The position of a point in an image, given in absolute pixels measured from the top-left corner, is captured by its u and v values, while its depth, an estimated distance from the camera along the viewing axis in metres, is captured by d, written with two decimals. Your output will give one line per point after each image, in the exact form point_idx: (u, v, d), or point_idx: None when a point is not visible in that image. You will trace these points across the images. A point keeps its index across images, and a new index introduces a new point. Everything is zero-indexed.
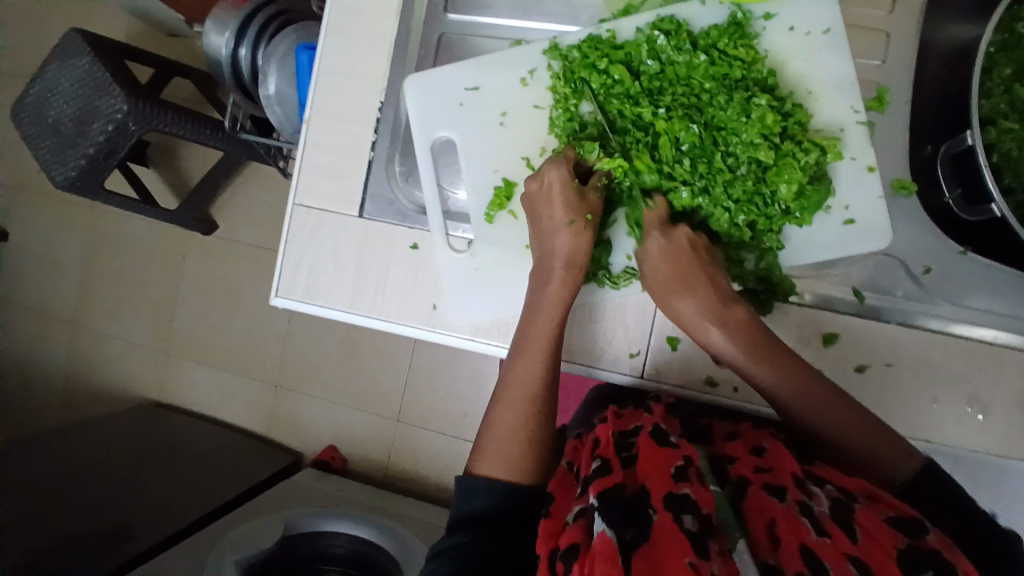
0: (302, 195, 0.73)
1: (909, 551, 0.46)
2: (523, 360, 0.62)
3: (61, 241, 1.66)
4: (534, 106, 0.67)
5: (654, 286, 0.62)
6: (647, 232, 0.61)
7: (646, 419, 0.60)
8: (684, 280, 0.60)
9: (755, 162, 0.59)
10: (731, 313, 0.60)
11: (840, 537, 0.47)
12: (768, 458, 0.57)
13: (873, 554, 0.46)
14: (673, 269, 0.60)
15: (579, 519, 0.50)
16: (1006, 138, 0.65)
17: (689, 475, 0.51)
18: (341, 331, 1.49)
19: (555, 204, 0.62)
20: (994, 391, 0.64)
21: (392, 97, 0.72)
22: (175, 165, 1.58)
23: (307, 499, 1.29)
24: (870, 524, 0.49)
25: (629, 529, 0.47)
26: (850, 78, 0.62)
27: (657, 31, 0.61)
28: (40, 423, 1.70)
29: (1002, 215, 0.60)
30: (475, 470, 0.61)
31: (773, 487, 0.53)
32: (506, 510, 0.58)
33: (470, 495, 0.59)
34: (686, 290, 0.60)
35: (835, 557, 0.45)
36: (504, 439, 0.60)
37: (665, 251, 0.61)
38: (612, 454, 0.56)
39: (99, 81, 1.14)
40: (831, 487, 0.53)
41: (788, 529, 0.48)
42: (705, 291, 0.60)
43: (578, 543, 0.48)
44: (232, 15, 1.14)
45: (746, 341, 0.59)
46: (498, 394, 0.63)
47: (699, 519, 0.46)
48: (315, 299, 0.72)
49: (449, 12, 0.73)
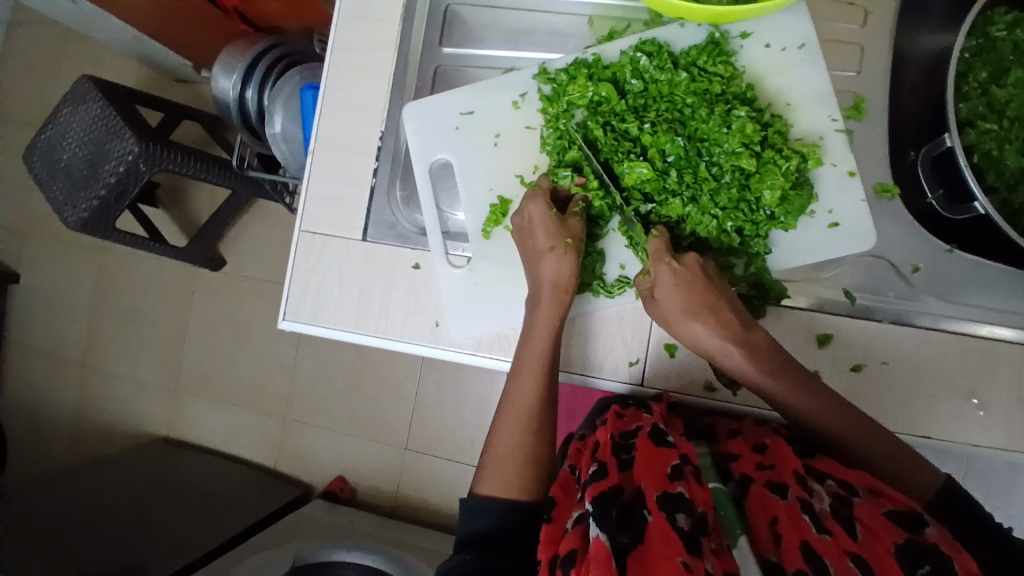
0: (307, 220, 0.75)
1: (909, 545, 0.47)
2: (518, 378, 0.64)
3: (73, 281, 1.69)
4: (526, 128, 0.70)
5: (667, 312, 0.62)
6: (658, 261, 0.62)
7: (646, 419, 0.61)
8: (701, 307, 0.61)
9: (739, 170, 0.61)
10: (750, 335, 0.60)
11: (841, 535, 0.48)
12: (771, 456, 0.58)
13: (873, 551, 0.47)
14: (691, 296, 0.61)
15: (576, 526, 0.50)
16: (985, 138, 0.68)
17: (685, 474, 0.53)
18: (348, 361, 1.50)
19: (540, 232, 0.64)
20: (992, 387, 0.64)
21: (392, 127, 0.76)
22: (183, 204, 1.62)
23: (317, 530, 1.29)
24: (869, 518, 0.50)
25: (625, 534, 0.47)
26: (827, 89, 0.65)
27: (639, 53, 0.65)
28: (50, 464, 1.71)
29: (986, 213, 0.62)
30: (477, 490, 0.62)
31: (775, 484, 0.54)
32: (508, 528, 0.58)
33: (472, 515, 0.60)
34: (702, 316, 0.60)
35: (836, 556, 0.46)
36: (503, 458, 0.61)
37: (679, 280, 0.61)
38: (611, 456, 0.57)
39: (110, 124, 1.19)
40: (831, 481, 0.55)
41: (789, 527, 0.49)
42: (720, 316, 0.61)
43: (576, 549, 0.48)
44: (239, 58, 1.20)
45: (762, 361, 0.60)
46: (499, 415, 0.65)
47: (691, 518, 0.48)
48: (319, 321, 0.74)
49: (443, 46, 0.77)
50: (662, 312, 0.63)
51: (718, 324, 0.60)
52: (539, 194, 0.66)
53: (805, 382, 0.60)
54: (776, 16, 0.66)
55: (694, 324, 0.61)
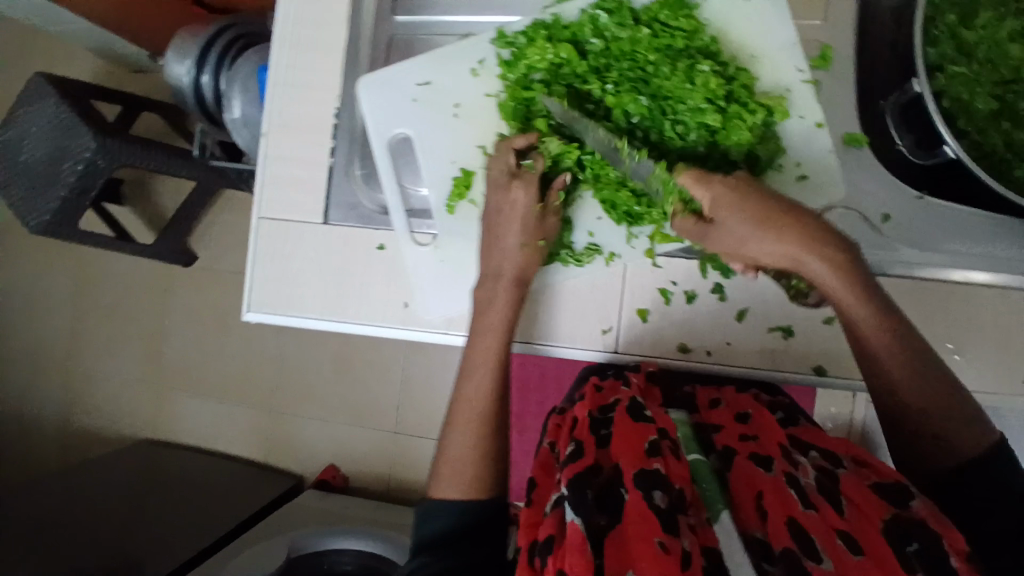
0: (265, 207, 0.73)
1: (894, 521, 0.46)
2: (473, 377, 0.62)
3: (43, 286, 1.65)
4: (484, 95, 0.68)
5: (740, 236, 0.53)
6: (697, 186, 0.54)
7: (624, 393, 0.61)
8: (762, 219, 0.51)
9: (704, 127, 0.59)
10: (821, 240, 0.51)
11: (827, 510, 0.47)
12: (754, 427, 0.58)
13: (859, 528, 0.46)
14: (756, 209, 0.51)
15: (554, 510, 0.49)
16: (955, 82, 0.67)
17: (663, 450, 0.51)
18: (331, 348, 1.48)
19: (510, 228, 0.63)
20: (966, 333, 0.66)
21: (347, 103, 0.72)
22: (150, 199, 1.58)
23: (313, 519, 1.28)
24: (855, 492, 0.49)
25: (602, 516, 0.46)
26: (794, 39, 0.62)
27: (599, 10, 0.62)
28: (38, 472, 1.69)
29: (957, 157, 0.61)
30: (434, 495, 0.58)
31: (759, 456, 0.53)
32: (472, 525, 0.56)
33: (430, 518, 0.57)
34: (778, 228, 0.51)
35: (824, 533, 0.45)
36: (459, 459, 0.58)
37: (736, 195, 0.52)
38: (588, 434, 0.56)
39: (65, 122, 1.14)
40: (816, 454, 0.55)
41: (775, 503, 0.48)
42: (796, 224, 0.51)
43: (554, 535, 0.47)
44: (191, 42, 1.15)
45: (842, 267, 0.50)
46: (450, 417, 0.62)
47: (668, 496, 0.46)
48: (286, 310, 0.72)
49: (395, 14, 0.73)
50: (735, 239, 0.53)
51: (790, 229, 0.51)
52: (507, 186, 0.63)
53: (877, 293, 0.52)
54: None
55: (771, 240, 0.51)
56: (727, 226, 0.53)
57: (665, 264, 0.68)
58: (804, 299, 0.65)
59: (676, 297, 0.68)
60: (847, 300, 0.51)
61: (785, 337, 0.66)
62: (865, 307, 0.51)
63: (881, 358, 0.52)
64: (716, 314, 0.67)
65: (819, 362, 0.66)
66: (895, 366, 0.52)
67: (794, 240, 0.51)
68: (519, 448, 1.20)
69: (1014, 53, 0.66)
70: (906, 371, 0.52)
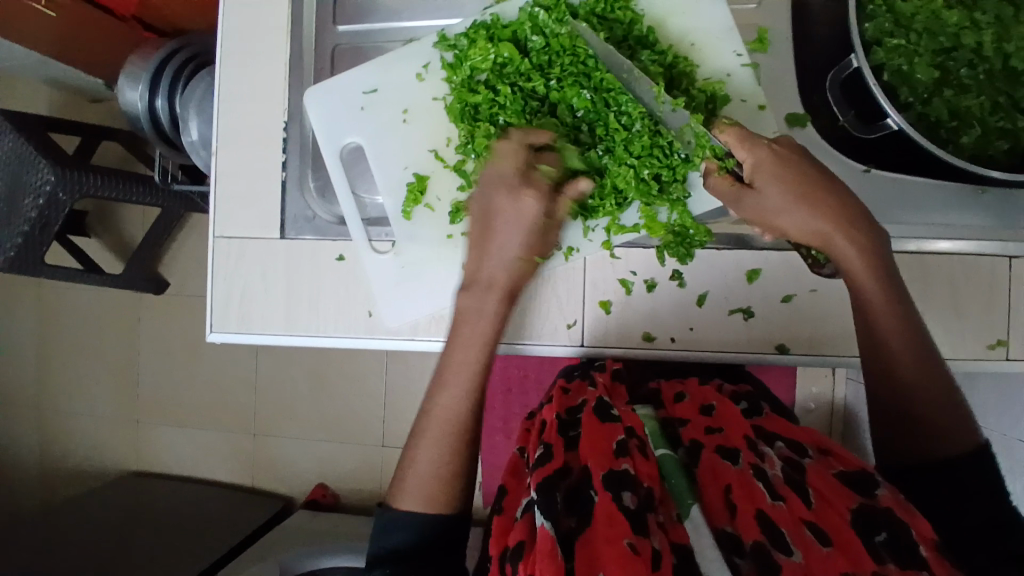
0: (221, 225, 0.72)
1: (861, 511, 0.47)
2: (447, 392, 0.59)
3: (12, 325, 1.61)
4: (432, 99, 0.68)
5: (773, 206, 0.55)
6: (757, 142, 0.55)
7: (590, 393, 0.62)
8: (806, 189, 0.54)
9: (648, 116, 0.60)
10: (851, 216, 0.55)
11: (795, 502, 0.48)
12: (718, 419, 0.60)
13: (827, 518, 0.47)
14: (797, 180, 0.54)
15: (524, 516, 0.48)
16: (894, 56, 0.67)
17: (630, 449, 0.52)
18: (311, 366, 1.47)
19: (508, 233, 0.60)
20: (923, 301, 0.68)
21: (296, 115, 0.72)
22: (115, 228, 1.55)
23: (302, 539, 1.27)
24: (821, 484, 0.50)
25: (571, 519, 0.46)
26: (729, 24, 0.63)
27: (536, 8, 0.63)
28: (20, 514, 1.65)
29: (900, 129, 0.62)
30: (394, 507, 0.57)
31: (725, 449, 0.54)
32: (430, 540, 0.56)
33: (389, 531, 0.56)
34: (814, 202, 0.54)
35: (792, 524, 0.46)
36: (429, 476, 0.57)
37: (781, 162, 0.54)
38: (556, 436, 0.55)
39: (22, 154, 1.11)
40: (782, 445, 0.56)
41: (743, 495, 0.48)
42: (830, 199, 0.55)
43: (524, 542, 0.46)
44: (142, 67, 1.14)
45: (861, 243, 0.55)
46: (416, 429, 0.59)
47: (637, 495, 0.46)
48: (249, 327, 0.71)
49: (337, 23, 0.73)
50: (768, 208, 0.55)
51: (824, 204, 0.54)
52: (520, 191, 0.59)
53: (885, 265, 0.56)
54: None
55: (806, 212, 0.54)
56: (765, 193, 0.55)
57: (623, 255, 0.68)
58: (821, 268, 0.62)
59: (636, 286, 0.68)
60: (858, 271, 0.55)
61: (746, 318, 0.67)
62: (873, 282, 0.55)
63: (887, 336, 0.56)
64: (677, 300, 0.68)
65: (781, 341, 0.67)
66: (896, 347, 0.56)
67: (826, 214, 0.54)
68: (506, 451, 1.20)
69: (951, 20, 0.67)
70: (903, 344, 0.55)
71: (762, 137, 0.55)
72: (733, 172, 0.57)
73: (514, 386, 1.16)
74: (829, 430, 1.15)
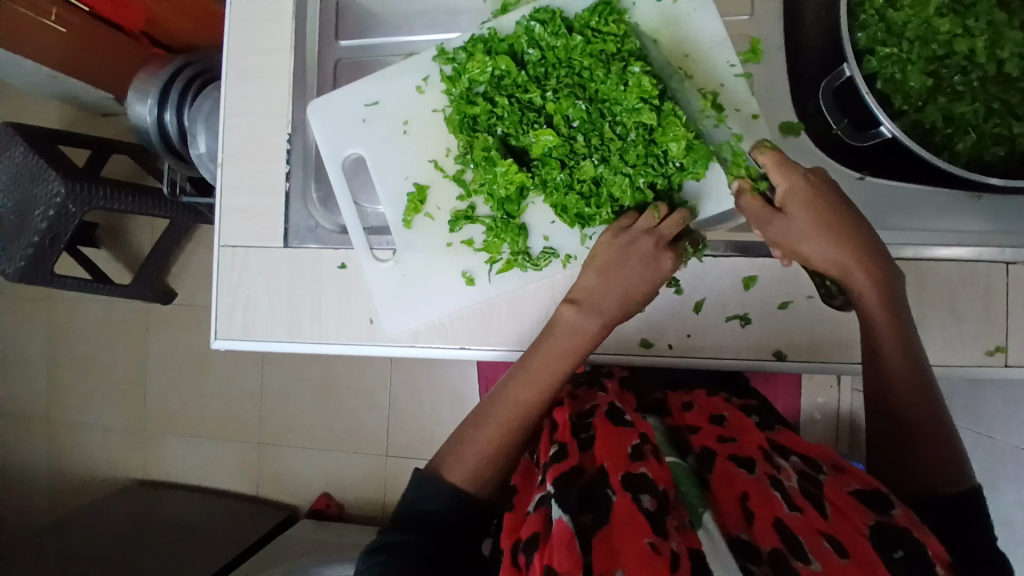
0: (226, 234, 0.74)
1: (878, 528, 0.46)
2: (527, 386, 0.61)
3: (23, 337, 1.64)
4: (432, 111, 0.69)
5: (797, 232, 0.57)
6: (795, 172, 0.57)
7: (600, 398, 0.63)
8: (831, 224, 0.57)
9: (643, 127, 0.61)
10: (868, 251, 0.58)
11: (811, 512, 0.48)
12: (730, 429, 0.61)
13: (842, 530, 0.46)
14: (826, 214, 0.57)
15: (539, 508, 0.49)
16: (887, 63, 0.69)
17: (645, 454, 0.52)
18: (317, 377, 1.48)
19: (638, 282, 0.61)
20: (923, 307, 0.68)
21: (299, 127, 0.74)
22: (125, 241, 1.58)
23: (307, 549, 1.27)
24: (837, 497, 0.50)
25: (587, 514, 0.47)
26: (722, 35, 0.65)
27: (533, 21, 0.64)
28: (29, 525, 1.66)
29: (894, 136, 0.63)
30: (438, 472, 0.59)
31: (741, 458, 0.55)
32: (455, 520, 0.56)
33: (425, 495, 0.57)
34: (838, 235, 0.57)
35: (809, 534, 0.46)
36: (482, 453, 0.58)
37: (813, 194, 0.57)
38: (570, 437, 0.56)
39: (34, 169, 1.14)
40: (797, 459, 0.56)
41: (760, 503, 0.49)
42: (853, 235, 0.57)
43: (538, 533, 0.47)
44: (151, 82, 1.16)
45: (874, 277, 0.58)
46: (483, 409, 0.62)
47: (655, 498, 0.47)
48: (254, 335, 0.73)
49: (340, 39, 0.76)
50: (793, 233, 0.58)
51: (846, 239, 0.57)
52: (662, 252, 0.62)
53: (897, 298, 0.59)
54: None
55: (828, 244, 0.57)
56: (793, 219, 0.57)
57: None
58: (832, 299, 0.66)
59: None
60: (873, 307, 0.58)
61: (743, 324, 0.67)
62: (885, 316, 0.58)
63: (884, 342, 0.58)
64: (674, 307, 0.68)
65: (779, 348, 0.67)
66: (895, 366, 0.58)
67: (846, 248, 0.57)
68: None
69: (944, 28, 0.67)
70: (898, 352, 0.58)
71: (799, 166, 0.57)
72: (764, 194, 0.59)
73: None
74: (835, 439, 1.14)
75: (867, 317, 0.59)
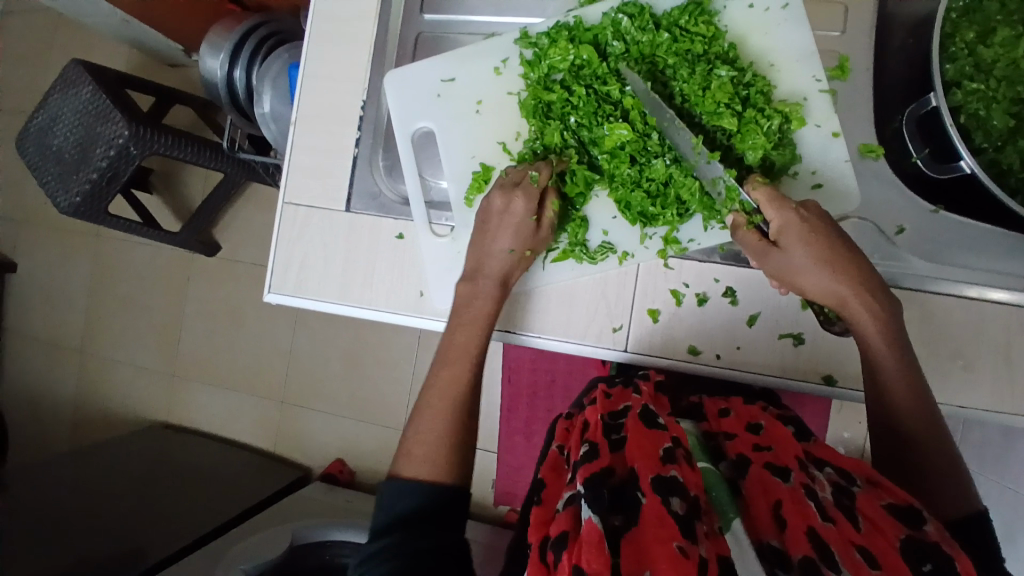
0: (291, 192, 0.75)
1: (911, 542, 0.44)
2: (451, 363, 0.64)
3: (69, 269, 1.70)
4: (507, 93, 0.70)
5: (796, 264, 0.57)
6: (783, 207, 0.57)
7: (635, 399, 0.63)
8: (831, 256, 0.56)
9: (721, 131, 0.61)
10: (869, 285, 0.57)
11: (844, 524, 0.46)
12: (767, 438, 0.59)
13: (876, 543, 0.44)
14: (822, 244, 0.56)
15: (568, 507, 0.49)
16: (972, 99, 0.67)
17: (677, 457, 0.51)
18: (345, 344, 1.50)
19: (503, 233, 0.65)
20: (982, 351, 0.66)
21: (374, 96, 0.75)
22: (176, 189, 1.62)
23: (317, 511, 1.30)
24: (871, 511, 0.47)
25: (617, 517, 0.46)
26: (811, 49, 0.64)
27: (621, 14, 0.64)
28: (53, 451, 1.72)
29: (972, 172, 0.61)
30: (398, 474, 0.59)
31: (777, 467, 0.53)
32: (433, 509, 0.56)
33: (397, 498, 0.57)
34: (835, 266, 0.56)
35: (841, 544, 0.44)
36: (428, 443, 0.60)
37: (808, 227, 0.56)
38: (600, 436, 0.56)
39: (100, 108, 1.18)
40: (832, 471, 0.53)
41: (793, 511, 0.47)
42: (851, 267, 0.56)
43: (567, 531, 0.46)
44: (225, 38, 1.19)
45: (879, 315, 0.57)
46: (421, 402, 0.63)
47: (686, 502, 0.46)
48: (305, 293, 0.74)
49: (424, 12, 0.76)
50: (791, 266, 0.57)
51: (847, 271, 0.56)
52: (511, 199, 0.64)
53: (897, 339, 0.57)
54: None
55: (826, 274, 0.56)
56: (790, 252, 0.57)
57: (677, 265, 0.69)
58: (831, 327, 0.65)
59: (688, 299, 0.69)
60: (873, 340, 0.57)
61: (796, 344, 0.67)
62: (892, 359, 0.57)
63: (892, 392, 0.57)
64: (728, 318, 0.68)
65: (829, 372, 0.66)
66: (896, 398, 0.57)
67: (847, 281, 0.56)
68: (525, 452, 1.21)
69: None
70: (909, 406, 0.56)
71: (791, 201, 0.58)
72: (760, 229, 0.60)
73: (540, 389, 1.17)
74: None
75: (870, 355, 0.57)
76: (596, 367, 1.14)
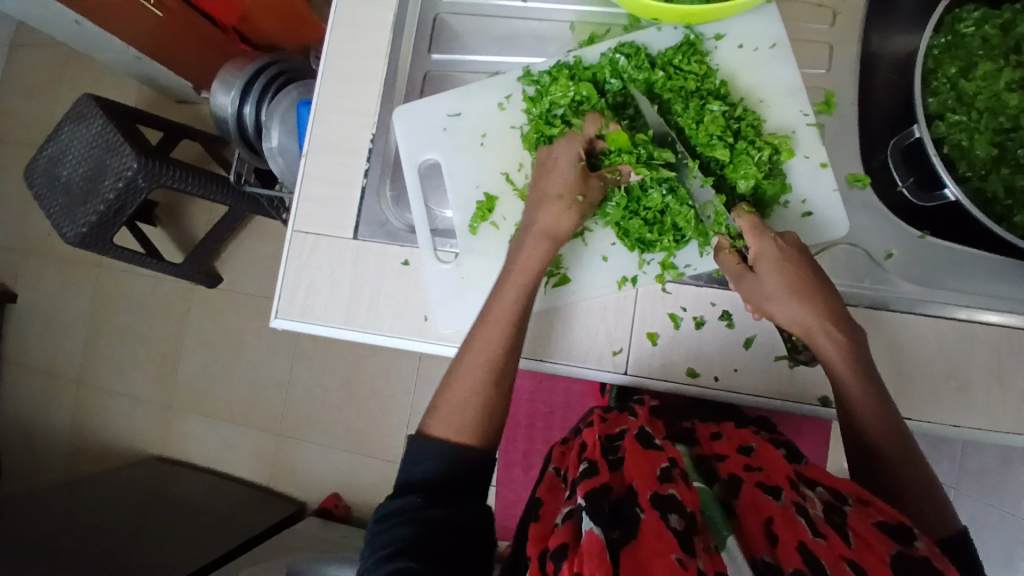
0: (300, 221, 0.78)
1: (900, 558, 0.45)
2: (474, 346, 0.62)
3: (69, 300, 1.71)
4: (509, 127, 0.73)
5: (766, 291, 0.60)
6: (761, 236, 0.61)
7: (631, 423, 0.64)
8: (802, 287, 0.59)
9: (715, 162, 0.65)
10: (837, 318, 0.60)
11: (835, 539, 0.47)
12: (758, 459, 0.60)
13: (867, 559, 0.45)
14: (794, 275, 0.60)
15: (567, 521, 0.49)
16: (955, 130, 0.70)
17: (675, 476, 0.52)
18: (344, 375, 1.51)
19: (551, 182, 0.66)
20: (972, 372, 0.67)
21: (382, 129, 0.78)
22: (180, 221, 1.65)
23: (312, 546, 1.27)
24: (862, 527, 0.48)
25: (616, 530, 0.47)
26: (797, 85, 0.68)
27: (617, 54, 0.68)
28: (42, 485, 1.69)
29: (957, 199, 0.64)
30: (429, 430, 0.60)
31: (768, 486, 0.54)
32: (458, 473, 0.58)
33: (422, 457, 0.58)
34: (804, 296, 0.59)
35: (832, 559, 0.45)
36: (462, 404, 0.60)
37: (782, 256, 0.60)
38: (599, 456, 0.58)
39: (110, 140, 1.21)
40: (822, 489, 0.54)
41: (785, 528, 0.48)
42: (820, 299, 0.60)
43: (566, 543, 0.47)
44: (236, 76, 1.24)
45: (850, 344, 0.59)
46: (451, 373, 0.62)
47: (683, 518, 0.47)
48: (310, 318, 0.75)
49: (432, 52, 0.80)
50: (762, 291, 0.61)
51: (814, 303, 0.59)
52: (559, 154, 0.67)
53: (868, 369, 0.59)
54: (746, 17, 0.69)
55: (794, 303, 0.59)
56: (762, 277, 0.61)
57: (674, 290, 0.71)
58: (796, 354, 0.68)
59: (685, 322, 0.70)
60: (842, 371, 0.59)
61: (790, 365, 0.68)
62: (857, 384, 0.58)
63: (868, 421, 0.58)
64: (725, 341, 0.70)
65: (825, 394, 0.68)
66: (871, 424, 0.58)
67: (816, 311, 0.59)
68: (523, 484, 1.20)
69: (1012, 102, 0.69)
70: (886, 430, 0.57)
71: (771, 232, 0.61)
72: (742, 253, 0.64)
73: (538, 420, 1.18)
74: None
75: (840, 385, 0.59)
76: (593, 396, 1.15)
